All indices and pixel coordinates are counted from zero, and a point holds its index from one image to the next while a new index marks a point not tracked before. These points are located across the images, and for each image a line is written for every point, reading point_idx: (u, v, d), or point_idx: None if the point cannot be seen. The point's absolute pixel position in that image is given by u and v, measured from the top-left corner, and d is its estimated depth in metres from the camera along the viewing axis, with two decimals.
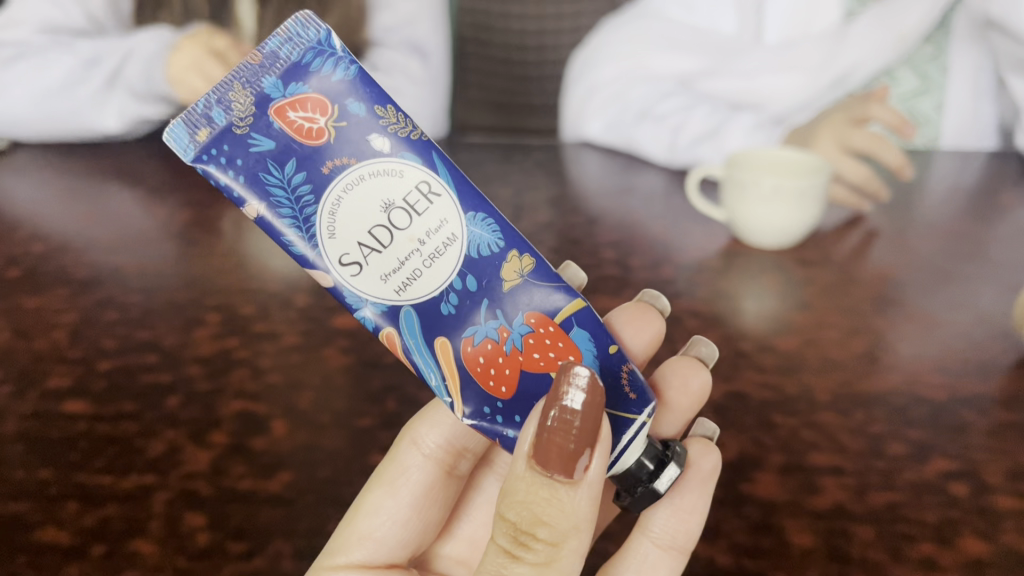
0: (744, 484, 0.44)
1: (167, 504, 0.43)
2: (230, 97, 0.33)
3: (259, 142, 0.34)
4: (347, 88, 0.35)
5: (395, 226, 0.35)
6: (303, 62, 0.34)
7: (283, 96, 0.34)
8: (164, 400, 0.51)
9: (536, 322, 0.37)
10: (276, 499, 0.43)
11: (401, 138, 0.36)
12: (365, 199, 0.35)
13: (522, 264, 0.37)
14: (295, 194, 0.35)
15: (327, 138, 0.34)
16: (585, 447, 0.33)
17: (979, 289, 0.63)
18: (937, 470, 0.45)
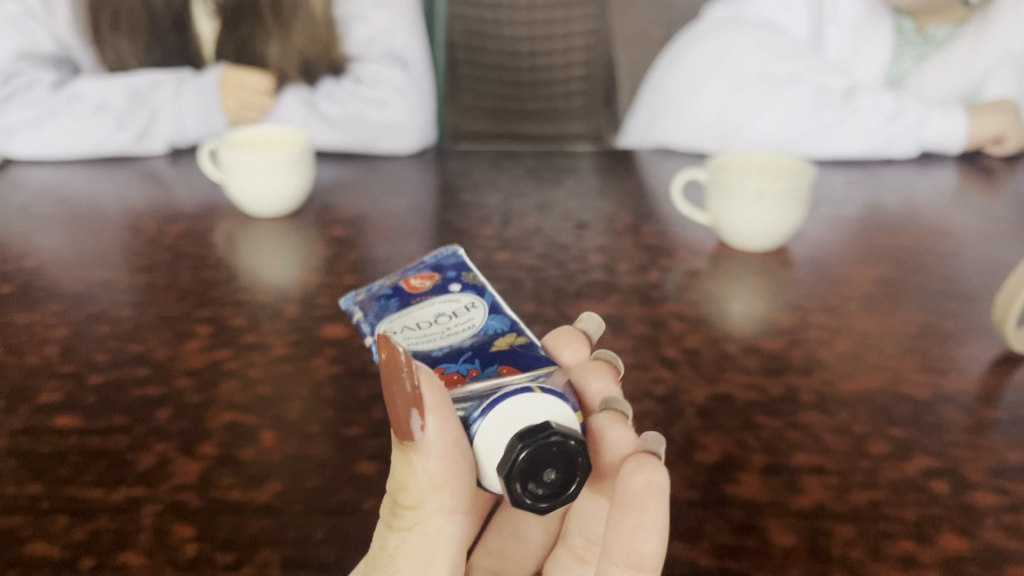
0: (727, 485, 0.45)
1: (155, 517, 0.43)
2: (381, 279, 0.49)
3: (384, 291, 0.47)
4: (456, 270, 0.47)
5: (430, 319, 0.42)
6: (438, 263, 0.48)
7: (412, 272, 0.48)
8: (154, 414, 0.51)
9: (506, 369, 0.36)
10: (264, 509, 0.43)
11: (474, 288, 0.45)
12: (426, 309, 0.43)
13: (516, 340, 0.39)
14: (382, 313, 0.45)
15: (422, 288, 0.45)
16: (408, 405, 0.29)
17: (961, 284, 0.64)
18: (919, 468, 0.45)
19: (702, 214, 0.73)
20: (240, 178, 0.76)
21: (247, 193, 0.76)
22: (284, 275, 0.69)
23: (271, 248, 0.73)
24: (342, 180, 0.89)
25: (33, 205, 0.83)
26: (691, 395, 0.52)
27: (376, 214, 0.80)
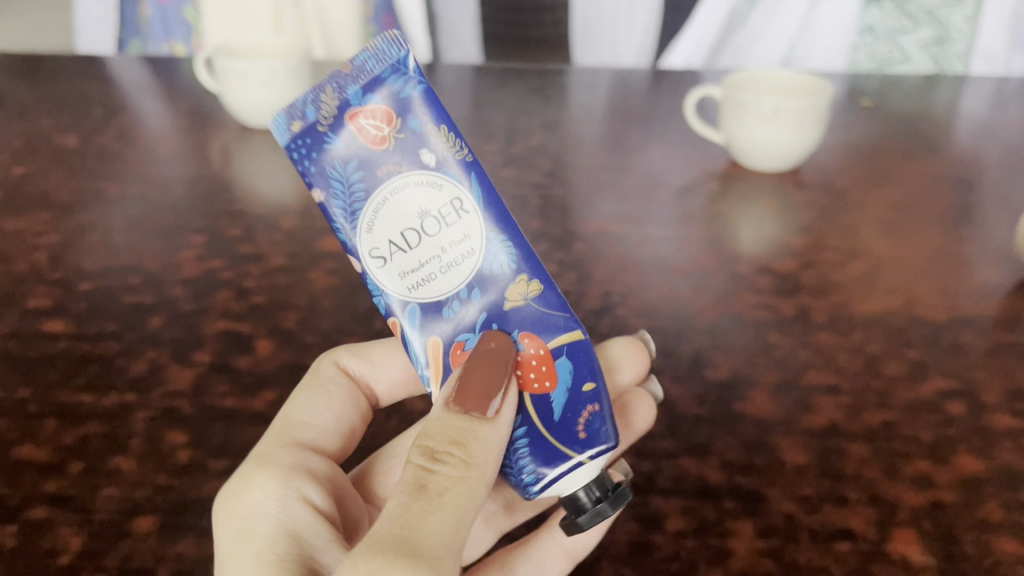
0: (736, 402, 0.43)
1: (147, 423, 0.42)
2: (320, 98, 0.34)
3: (334, 142, 0.34)
4: (418, 105, 0.34)
5: (425, 232, 0.34)
6: (382, 76, 0.34)
7: (359, 104, 0.33)
8: (146, 321, 0.50)
9: (529, 343, 0.35)
10: (258, 418, 0.42)
11: (451, 157, 0.34)
12: (404, 206, 0.34)
13: (528, 288, 0.35)
14: (349, 188, 0.34)
15: (388, 147, 0.34)
16: (498, 383, 0.33)
17: (981, 210, 0.61)
18: (934, 389, 0.44)
19: (715, 132, 0.70)
20: (241, 88, 0.73)
21: (244, 102, 0.73)
22: (282, 187, 0.67)
23: (269, 161, 0.71)
24: None
25: (44, 104, 0.82)
26: (700, 313, 0.50)
27: None
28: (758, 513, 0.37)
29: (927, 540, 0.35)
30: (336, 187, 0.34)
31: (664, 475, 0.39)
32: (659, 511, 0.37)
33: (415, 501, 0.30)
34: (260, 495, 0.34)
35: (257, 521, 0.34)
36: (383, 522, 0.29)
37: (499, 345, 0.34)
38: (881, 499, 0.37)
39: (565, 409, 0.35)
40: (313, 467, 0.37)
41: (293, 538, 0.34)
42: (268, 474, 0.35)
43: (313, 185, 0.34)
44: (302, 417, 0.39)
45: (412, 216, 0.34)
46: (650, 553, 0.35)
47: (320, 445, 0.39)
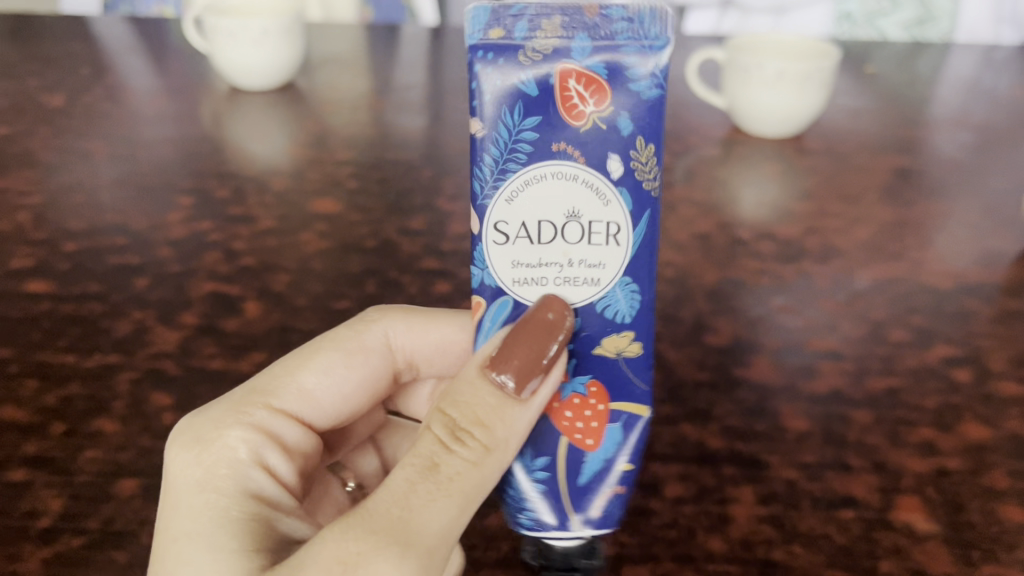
0: (737, 368, 0.42)
1: (132, 384, 0.41)
2: (538, 28, 0.30)
3: (527, 84, 0.29)
4: (633, 107, 0.29)
5: (564, 236, 0.30)
6: (624, 54, 0.29)
7: (581, 62, 0.29)
8: (132, 282, 0.48)
9: (594, 392, 0.32)
10: (246, 380, 0.41)
11: (636, 180, 0.30)
12: (549, 198, 0.30)
13: (629, 346, 0.31)
14: (511, 144, 0.30)
15: (581, 126, 0.29)
16: (539, 368, 0.30)
17: (987, 177, 0.60)
18: (939, 356, 0.43)
19: (716, 97, 0.69)
20: (229, 46, 0.71)
21: (234, 62, 0.72)
22: (272, 148, 0.65)
23: (259, 122, 0.70)
24: (335, 54, 0.84)
25: (31, 64, 0.80)
26: (700, 279, 0.49)
27: (371, 90, 0.76)
28: (760, 480, 0.36)
29: (932, 507, 0.35)
30: (500, 135, 0.30)
31: (663, 440, 0.38)
32: (657, 477, 0.36)
33: (422, 480, 0.28)
34: (228, 450, 0.31)
35: (222, 472, 0.30)
36: (382, 497, 0.27)
37: (557, 316, 0.30)
38: (886, 466, 0.36)
39: (593, 477, 0.32)
40: (290, 436, 0.34)
41: (260, 498, 0.30)
42: (241, 430, 0.32)
43: (479, 96, 0.30)
44: (306, 383, 0.35)
45: (552, 212, 0.30)
46: (648, 518, 0.34)
47: (312, 417, 0.36)
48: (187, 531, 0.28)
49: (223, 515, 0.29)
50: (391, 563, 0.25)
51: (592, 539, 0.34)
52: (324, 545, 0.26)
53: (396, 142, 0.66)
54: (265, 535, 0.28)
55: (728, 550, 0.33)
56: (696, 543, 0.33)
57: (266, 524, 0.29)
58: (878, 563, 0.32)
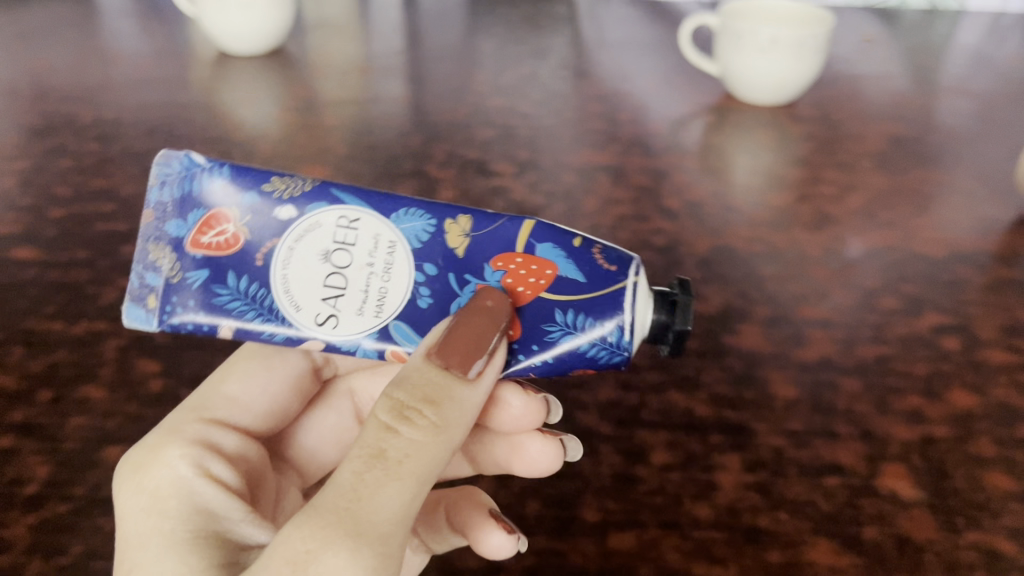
0: (726, 335, 0.42)
1: (118, 350, 0.40)
2: (151, 259, 0.34)
3: (194, 276, 0.34)
4: (233, 189, 0.34)
5: (341, 266, 0.33)
6: (186, 192, 0.34)
7: (189, 228, 0.34)
8: (118, 248, 0.48)
9: (502, 262, 0.33)
10: (233, 347, 0.41)
11: (294, 197, 0.34)
12: (306, 261, 0.33)
13: (462, 224, 0.34)
14: (248, 295, 0.34)
15: (243, 239, 0.34)
16: (486, 347, 0.30)
17: (981, 146, 0.60)
18: (929, 324, 0.43)
19: (710, 63, 0.68)
20: (216, 12, 0.70)
21: (223, 27, 0.70)
22: (261, 114, 0.64)
23: (248, 88, 0.69)
24: (326, 18, 0.83)
25: (17, 27, 0.79)
26: (691, 246, 0.49)
27: (361, 56, 0.75)
28: (746, 448, 0.36)
29: (918, 474, 0.35)
30: (237, 306, 0.34)
31: (651, 408, 0.38)
32: (644, 444, 0.36)
33: (372, 467, 0.27)
34: (169, 471, 0.30)
35: (167, 493, 0.29)
36: (333, 489, 0.26)
37: (496, 302, 0.32)
38: (873, 434, 0.37)
39: (580, 267, 0.33)
40: (225, 442, 0.33)
41: (207, 512, 0.29)
42: (180, 444, 0.31)
43: (218, 325, 0.34)
44: (227, 389, 0.35)
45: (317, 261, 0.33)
46: (634, 485, 0.34)
47: (242, 419, 0.35)
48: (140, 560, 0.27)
49: (175, 540, 0.28)
50: (342, 558, 0.25)
51: (578, 505, 0.34)
52: (276, 547, 0.25)
53: (387, 108, 0.65)
54: (220, 555, 0.28)
55: (714, 517, 0.33)
56: (682, 509, 0.33)
57: (219, 546, 0.28)
58: (862, 530, 0.32)
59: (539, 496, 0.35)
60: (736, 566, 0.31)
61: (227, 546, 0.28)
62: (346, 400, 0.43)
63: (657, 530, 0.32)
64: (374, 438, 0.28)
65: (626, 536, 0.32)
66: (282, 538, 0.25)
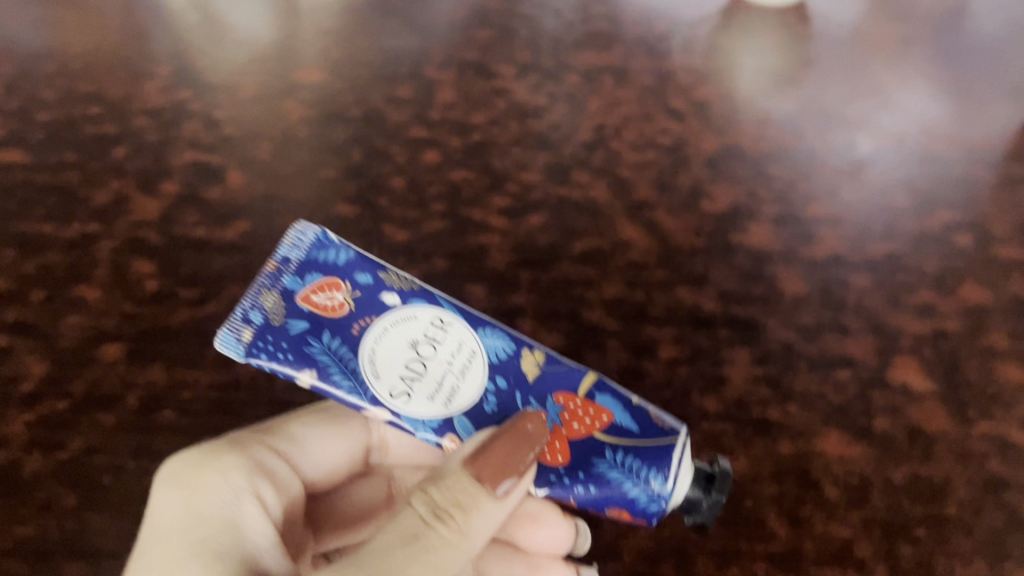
0: (734, 234, 0.41)
1: (111, 250, 0.40)
2: (258, 300, 0.30)
3: (294, 324, 0.30)
4: (355, 266, 0.32)
5: (428, 359, 0.30)
6: (314, 258, 0.32)
7: (304, 285, 0.31)
8: (106, 152, 0.46)
9: (564, 399, 0.30)
10: (229, 247, 0.40)
11: (408, 290, 0.32)
12: (395, 344, 0.30)
13: (536, 358, 0.31)
14: (337, 356, 0.30)
15: (349, 308, 0.31)
16: (520, 467, 0.27)
17: (995, 37, 0.57)
18: (940, 221, 0.42)
19: None
20: None
21: None
22: (250, 14, 0.61)
23: None
24: None
25: None
26: (697, 148, 0.47)
27: None
28: (756, 342, 0.35)
29: (928, 367, 0.34)
30: (326, 361, 0.30)
31: (657, 304, 0.37)
32: (650, 340, 0.35)
33: (402, 551, 0.24)
34: (222, 480, 0.26)
35: (211, 496, 0.26)
36: (368, 564, 0.23)
37: (536, 428, 0.28)
38: (883, 329, 0.36)
39: (636, 420, 0.29)
40: (281, 476, 0.29)
41: (245, 530, 0.26)
42: (236, 458, 0.28)
43: (298, 375, 0.29)
44: (296, 428, 0.31)
45: (408, 349, 0.30)
46: (641, 380, 0.34)
47: (304, 463, 0.31)
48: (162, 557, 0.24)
49: (202, 547, 0.24)
50: None
51: None
52: None
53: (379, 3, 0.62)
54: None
55: (723, 410, 0.32)
56: (690, 403, 0.33)
57: (248, 565, 0.25)
58: (873, 421, 0.32)
59: None
60: (745, 459, 0.31)
61: (254, 567, 0.25)
62: (382, 484, 0.36)
63: None
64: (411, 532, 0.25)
65: None
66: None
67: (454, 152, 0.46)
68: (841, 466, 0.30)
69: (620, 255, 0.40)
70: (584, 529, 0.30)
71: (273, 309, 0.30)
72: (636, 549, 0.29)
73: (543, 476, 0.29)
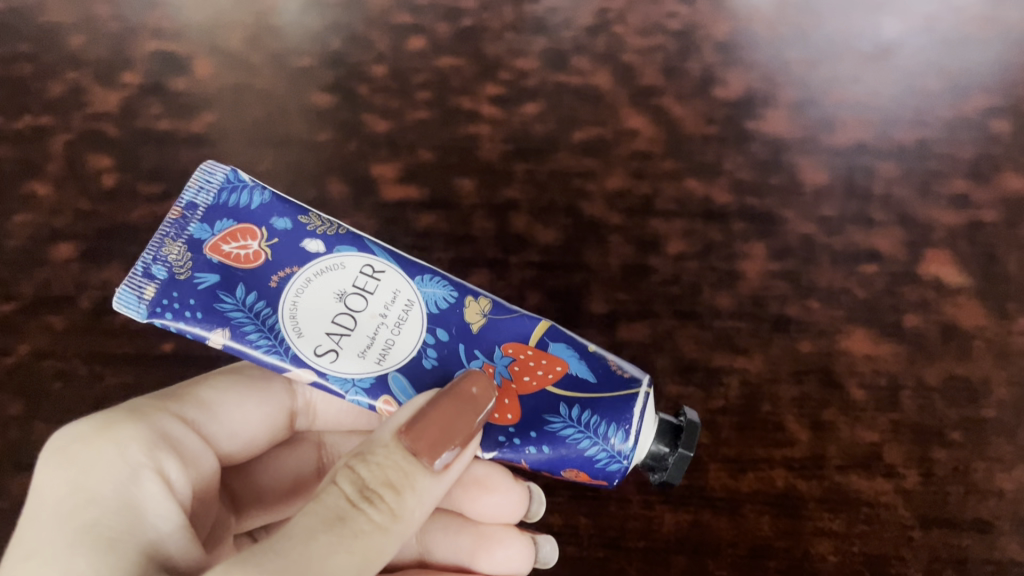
0: (749, 120, 0.36)
1: (66, 143, 0.35)
2: (162, 252, 0.24)
3: (203, 277, 0.24)
4: (279, 207, 0.26)
5: (360, 310, 0.24)
6: (230, 201, 0.25)
7: (215, 232, 0.24)
8: (43, 5, 0.39)
9: (514, 349, 0.24)
10: (195, 141, 0.35)
11: (339, 232, 0.26)
12: (318, 293, 0.24)
13: (481, 304, 0.25)
14: (254, 311, 0.24)
15: (271, 257, 0.25)
16: (466, 433, 0.21)
17: None
18: (978, 107, 0.36)
19: None
20: None
21: None
22: None
23: None
24: None
25: None
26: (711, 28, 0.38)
27: None
28: (772, 235, 0.32)
29: (962, 263, 0.31)
30: (241, 320, 0.24)
31: (666, 194, 0.33)
32: (657, 234, 0.32)
33: (320, 534, 0.19)
34: (111, 457, 0.21)
35: (103, 476, 0.21)
36: (285, 545, 0.18)
37: (482, 391, 0.22)
38: (913, 221, 0.33)
39: (596, 369, 0.24)
40: (190, 448, 0.24)
41: (145, 517, 0.20)
42: (134, 427, 0.22)
43: (208, 337, 0.24)
44: (199, 392, 0.26)
45: (333, 303, 0.24)
46: (647, 275, 0.30)
47: (217, 430, 0.26)
48: (43, 548, 0.19)
49: (87, 538, 0.19)
50: None
51: (586, 295, 0.30)
52: None
53: None
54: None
55: (736, 307, 0.29)
56: (700, 300, 0.30)
57: (147, 559, 0.20)
58: (903, 318, 0.29)
59: (541, 289, 0.31)
60: (762, 359, 0.28)
61: (157, 561, 0.20)
62: (310, 453, 0.31)
63: (672, 321, 0.29)
64: (336, 509, 0.20)
65: (637, 328, 0.29)
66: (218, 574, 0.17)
67: (445, 38, 0.38)
68: (868, 366, 0.28)
69: (624, 144, 0.35)
70: (538, 494, 0.26)
71: (178, 261, 0.24)
72: None
73: (491, 437, 0.24)
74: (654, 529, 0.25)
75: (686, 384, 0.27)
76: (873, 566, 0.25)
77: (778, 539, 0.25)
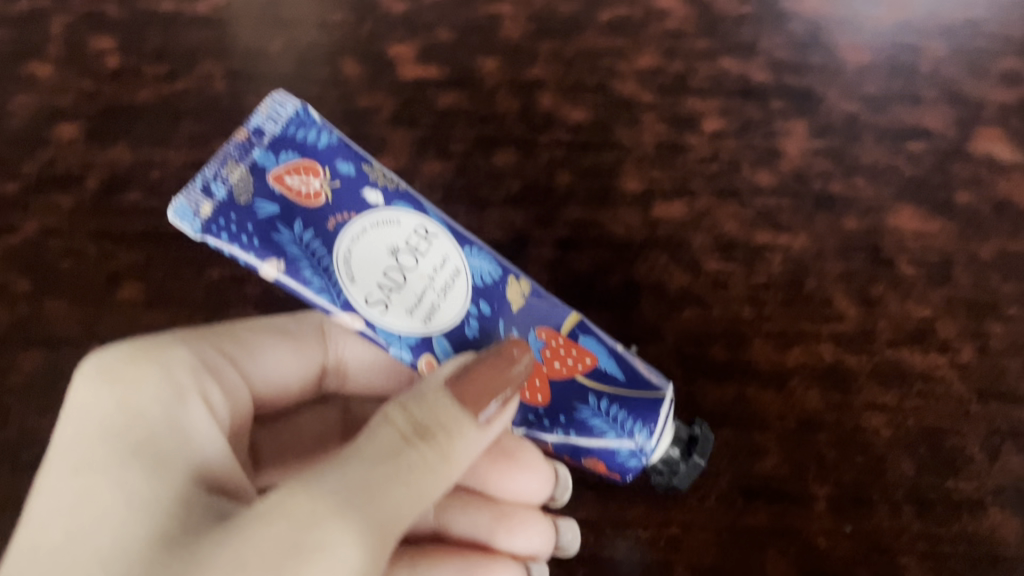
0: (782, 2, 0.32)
1: (65, 25, 0.32)
2: (223, 171, 0.19)
3: (265, 207, 0.19)
4: (345, 146, 0.21)
5: (416, 269, 0.20)
6: (296, 137, 0.20)
7: (280, 163, 0.20)
8: None
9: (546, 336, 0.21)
10: (202, 20, 0.32)
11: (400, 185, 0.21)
12: (371, 245, 0.20)
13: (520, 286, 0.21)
14: (310, 249, 0.19)
15: (332, 200, 0.20)
16: (512, 387, 0.19)
17: None
18: None
19: None
20: None
21: None
22: None
23: None
24: None
25: None
26: None
27: None
28: (814, 112, 0.30)
29: (1018, 140, 0.29)
30: (297, 254, 0.19)
31: (700, 73, 0.31)
32: (693, 112, 0.30)
33: (364, 480, 0.17)
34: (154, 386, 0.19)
35: (153, 391, 0.19)
36: (340, 474, 0.17)
37: (521, 357, 0.19)
38: (962, 97, 0.30)
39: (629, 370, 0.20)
40: (233, 379, 0.22)
41: (195, 441, 0.19)
42: (183, 348, 0.20)
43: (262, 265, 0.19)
44: (239, 330, 0.23)
45: (383, 254, 0.20)
46: (682, 154, 0.29)
47: (256, 372, 0.23)
48: (87, 461, 0.17)
49: (130, 459, 0.17)
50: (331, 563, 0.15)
51: (617, 175, 0.28)
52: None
53: None
54: (190, 498, 0.17)
55: (778, 184, 0.28)
56: (739, 177, 0.28)
57: (199, 485, 0.18)
58: (954, 194, 0.27)
59: (572, 167, 0.28)
60: (806, 236, 0.26)
61: (209, 488, 0.18)
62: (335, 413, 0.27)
63: (710, 199, 0.27)
64: (392, 441, 0.18)
65: (675, 205, 0.27)
66: (271, 504, 0.16)
67: None
68: (918, 243, 0.26)
69: (654, 26, 0.32)
70: (566, 477, 0.22)
71: (240, 184, 0.19)
72: (682, 331, 0.24)
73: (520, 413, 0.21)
74: (695, 402, 0.23)
75: (727, 261, 0.26)
76: (929, 439, 0.22)
77: (828, 411, 0.22)
